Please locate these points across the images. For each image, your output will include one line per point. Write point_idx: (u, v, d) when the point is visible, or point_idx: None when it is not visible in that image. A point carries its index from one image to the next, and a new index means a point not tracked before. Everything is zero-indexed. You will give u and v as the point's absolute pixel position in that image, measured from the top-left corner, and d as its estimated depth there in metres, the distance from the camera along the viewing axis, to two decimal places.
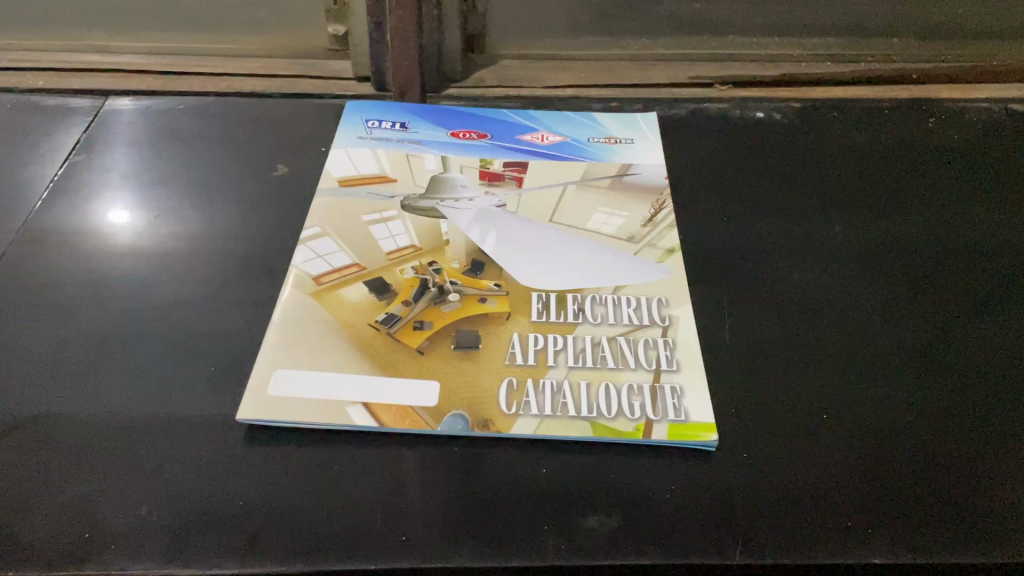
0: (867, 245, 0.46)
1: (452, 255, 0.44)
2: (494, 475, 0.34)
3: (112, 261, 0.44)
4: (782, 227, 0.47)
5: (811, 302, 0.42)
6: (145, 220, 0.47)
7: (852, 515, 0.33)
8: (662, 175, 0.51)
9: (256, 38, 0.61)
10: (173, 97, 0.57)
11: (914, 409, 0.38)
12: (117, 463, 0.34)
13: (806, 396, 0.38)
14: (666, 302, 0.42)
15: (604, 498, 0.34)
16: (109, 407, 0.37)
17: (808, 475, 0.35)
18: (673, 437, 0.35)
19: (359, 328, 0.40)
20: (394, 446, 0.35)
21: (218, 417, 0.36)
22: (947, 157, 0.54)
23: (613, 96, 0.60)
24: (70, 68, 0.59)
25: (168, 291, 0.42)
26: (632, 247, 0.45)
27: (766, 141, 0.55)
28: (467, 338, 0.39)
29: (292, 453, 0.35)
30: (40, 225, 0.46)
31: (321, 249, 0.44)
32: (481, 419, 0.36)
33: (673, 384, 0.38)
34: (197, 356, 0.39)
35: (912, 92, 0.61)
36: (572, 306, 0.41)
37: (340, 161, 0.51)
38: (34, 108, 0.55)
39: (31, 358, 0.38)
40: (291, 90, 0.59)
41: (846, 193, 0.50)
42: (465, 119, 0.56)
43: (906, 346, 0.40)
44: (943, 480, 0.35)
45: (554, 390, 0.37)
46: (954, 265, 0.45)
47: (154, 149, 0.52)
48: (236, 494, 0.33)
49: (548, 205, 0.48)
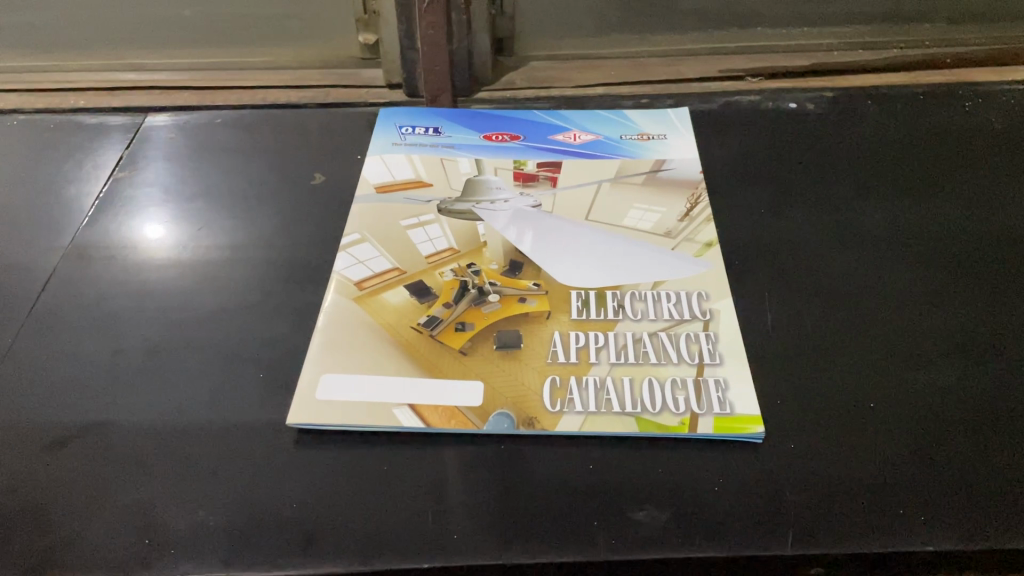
0: (907, 231, 0.46)
1: (490, 256, 0.44)
2: (542, 470, 0.35)
3: (158, 273, 0.45)
4: (821, 217, 0.47)
5: (853, 291, 0.42)
6: (188, 233, 0.48)
7: (903, 503, 0.33)
8: (696, 169, 0.51)
9: (288, 50, 0.62)
10: (211, 112, 0.58)
11: (964, 394, 0.37)
12: (173, 469, 0.35)
13: (855, 384, 0.38)
14: (706, 297, 0.41)
15: (652, 492, 0.34)
16: (161, 415, 0.37)
17: (857, 464, 0.34)
18: (719, 430, 0.35)
19: (402, 331, 0.40)
20: (441, 446, 0.36)
21: (268, 422, 0.37)
22: (984, 140, 0.53)
23: (644, 92, 0.60)
24: (110, 87, 0.60)
25: (214, 301, 0.43)
26: (669, 241, 0.45)
27: (801, 131, 0.54)
28: (509, 338, 0.40)
29: (341, 455, 0.36)
30: (89, 242, 0.47)
31: (360, 254, 0.45)
32: (527, 417, 0.36)
33: (717, 377, 0.38)
34: (244, 363, 0.40)
35: (947, 77, 0.60)
36: (612, 303, 0.41)
37: (376, 168, 0.52)
38: (77, 127, 0.57)
39: (87, 370, 0.40)
40: (325, 100, 0.59)
41: (884, 181, 0.50)
42: (497, 122, 0.56)
43: (951, 331, 0.40)
44: (995, 467, 0.34)
45: (597, 386, 0.37)
46: (999, 250, 0.44)
47: (194, 163, 0.53)
48: (290, 497, 0.34)
49: (584, 204, 0.48)
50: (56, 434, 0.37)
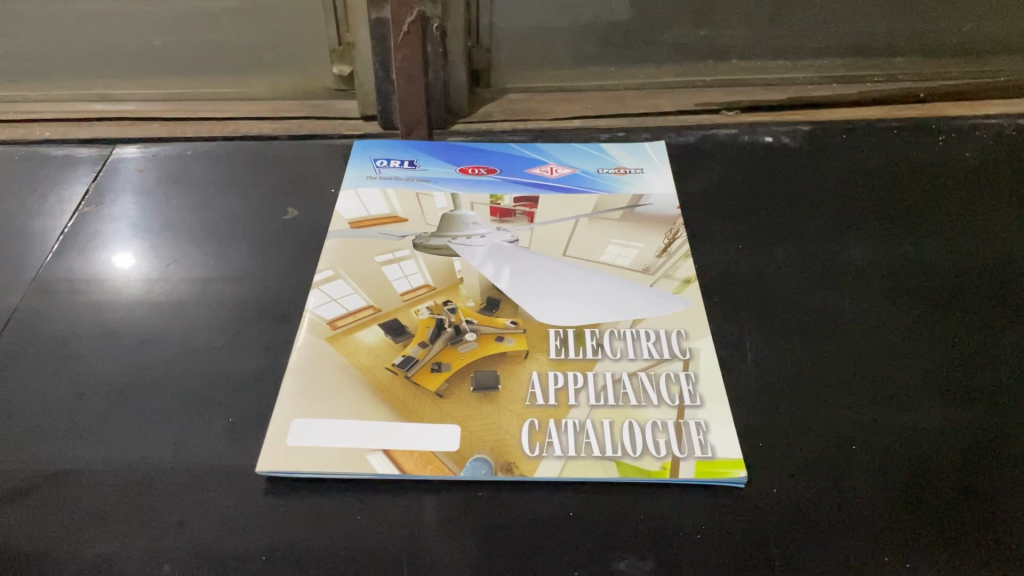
0: (884, 268, 0.46)
1: (467, 294, 0.44)
2: (521, 516, 0.34)
3: (124, 310, 0.43)
4: (800, 253, 0.47)
5: (833, 328, 0.42)
6: (154, 268, 0.46)
7: (888, 547, 0.33)
8: (675, 205, 0.50)
9: (261, 79, 0.61)
10: (181, 143, 0.57)
11: (944, 434, 0.37)
12: (137, 520, 0.34)
13: (838, 426, 0.37)
14: (685, 335, 0.41)
15: (633, 539, 0.33)
16: (127, 461, 0.36)
17: (840, 508, 0.34)
18: (700, 475, 0.35)
19: (377, 372, 0.39)
20: (418, 493, 0.35)
21: (238, 468, 0.36)
22: (959, 175, 0.53)
23: (620, 125, 0.60)
24: (76, 118, 0.59)
25: (182, 340, 0.42)
26: (648, 278, 0.45)
27: (778, 167, 0.54)
28: (487, 379, 0.39)
29: (314, 504, 0.34)
30: (55, 277, 0.46)
31: (334, 292, 0.44)
32: (505, 462, 0.35)
33: (698, 420, 0.37)
34: (213, 405, 0.38)
35: (922, 110, 0.61)
36: (591, 342, 0.41)
37: (350, 203, 0.51)
38: (41, 159, 0.55)
39: (50, 413, 0.38)
40: (298, 131, 0.58)
41: (864, 217, 0.50)
42: (473, 154, 0.56)
43: (928, 369, 0.40)
44: (976, 509, 0.34)
45: (577, 429, 0.37)
46: (975, 287, 0.45)
47: (164, 196, 0.52)
48: (261, 547, 0.33)
49: (561, 239, 0.48)
50: (14, 484, 0.35)
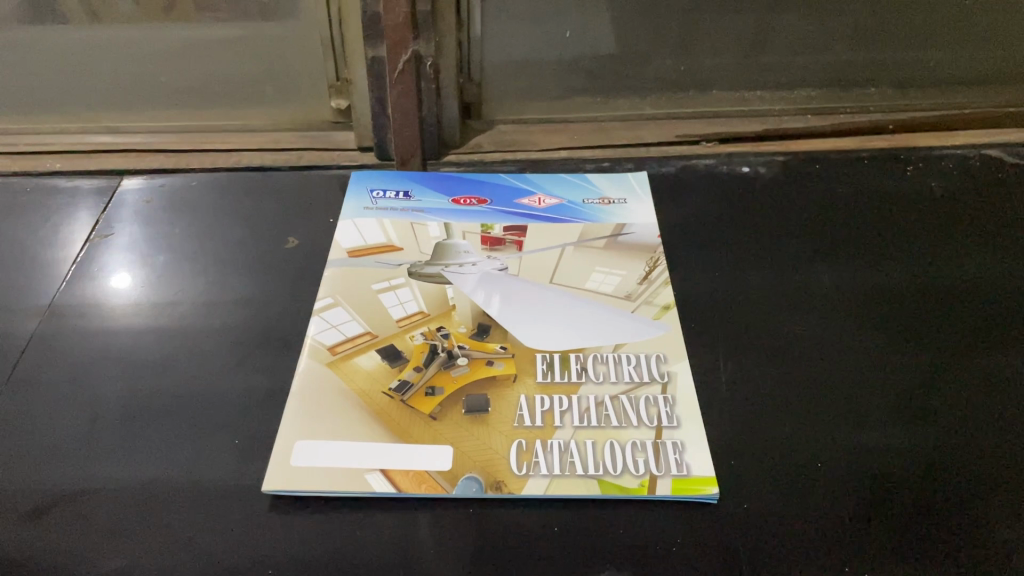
0: (853, 293, 0.49)
1: (459, 319, 0.46)
2: (509, 531, 0.36)
3: (134, 335, 0.46)
4: (774, 279, 0.50)
5: (803, 352, 0.45)
6: (161, 294, 0.49)
7: (846, 557, 0.36)
8: (656, 233, 0.53)
9: (262, 111, 0.64)
10: (186, 175, 0.60)
11: (903, 452, 0.40)
12: (151, 535, 0.36)
13: (804, 444, 0.40)
14: (664, 359, 0.44)
15: (613, 551, 0.36)
16: (140, 480, 0.38)
17: (803, 521, 0.37)
18: (676, 491, 0.37)
19: (374, 395, 0.42)
20: (413, 510, 0.37)
21: (244, 486, 0.38)
22: (926, 204, 0.56)
23: (606, 156, 0.63)
24: (86, 150, 0.62)
25: (189, 364, 0.44)
26: (630, 305, 0.47)
27: (755, 196, 0.57)
28: (477, 401, 0.41)
29: (316, 520, 0.37)
30: (68, 304, 0.48)
31: (333, 319, 0.46)
32: (495, 481, 0.38)
33: (674, 440, 0.40)
34: (220, 427, 0.41)
35: (891, 141, 0.64)
36: (575, 366, 0.43)
37: (348, 232, 0.53)
38: (52, 190, 0.58)
39: (66, 434, 0.41)
40: (297, 162, 0.61)
41: (835, 244, 0.53)
42: (465, 185, 0.58)
43: (891, 390, 0.43)
44: (930, 521, 0.37)
45: (562, 449, 0.39)
46: (938, 312, 0.48)
47: (170, 225, 0.55)
48: (266, 560, 0.35)
49: (548, 267, 0.50)
50: (35, 502, 0.38)
